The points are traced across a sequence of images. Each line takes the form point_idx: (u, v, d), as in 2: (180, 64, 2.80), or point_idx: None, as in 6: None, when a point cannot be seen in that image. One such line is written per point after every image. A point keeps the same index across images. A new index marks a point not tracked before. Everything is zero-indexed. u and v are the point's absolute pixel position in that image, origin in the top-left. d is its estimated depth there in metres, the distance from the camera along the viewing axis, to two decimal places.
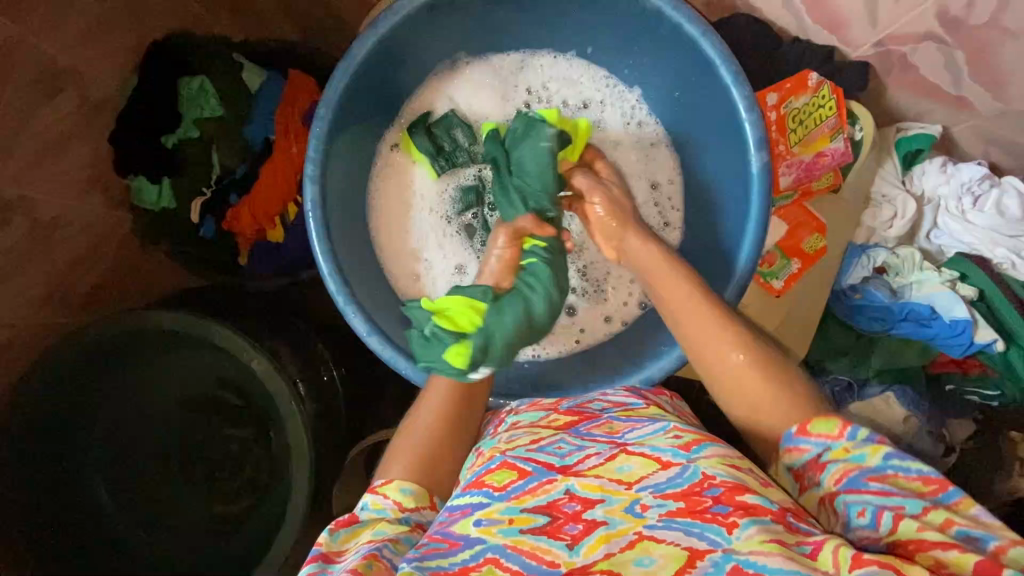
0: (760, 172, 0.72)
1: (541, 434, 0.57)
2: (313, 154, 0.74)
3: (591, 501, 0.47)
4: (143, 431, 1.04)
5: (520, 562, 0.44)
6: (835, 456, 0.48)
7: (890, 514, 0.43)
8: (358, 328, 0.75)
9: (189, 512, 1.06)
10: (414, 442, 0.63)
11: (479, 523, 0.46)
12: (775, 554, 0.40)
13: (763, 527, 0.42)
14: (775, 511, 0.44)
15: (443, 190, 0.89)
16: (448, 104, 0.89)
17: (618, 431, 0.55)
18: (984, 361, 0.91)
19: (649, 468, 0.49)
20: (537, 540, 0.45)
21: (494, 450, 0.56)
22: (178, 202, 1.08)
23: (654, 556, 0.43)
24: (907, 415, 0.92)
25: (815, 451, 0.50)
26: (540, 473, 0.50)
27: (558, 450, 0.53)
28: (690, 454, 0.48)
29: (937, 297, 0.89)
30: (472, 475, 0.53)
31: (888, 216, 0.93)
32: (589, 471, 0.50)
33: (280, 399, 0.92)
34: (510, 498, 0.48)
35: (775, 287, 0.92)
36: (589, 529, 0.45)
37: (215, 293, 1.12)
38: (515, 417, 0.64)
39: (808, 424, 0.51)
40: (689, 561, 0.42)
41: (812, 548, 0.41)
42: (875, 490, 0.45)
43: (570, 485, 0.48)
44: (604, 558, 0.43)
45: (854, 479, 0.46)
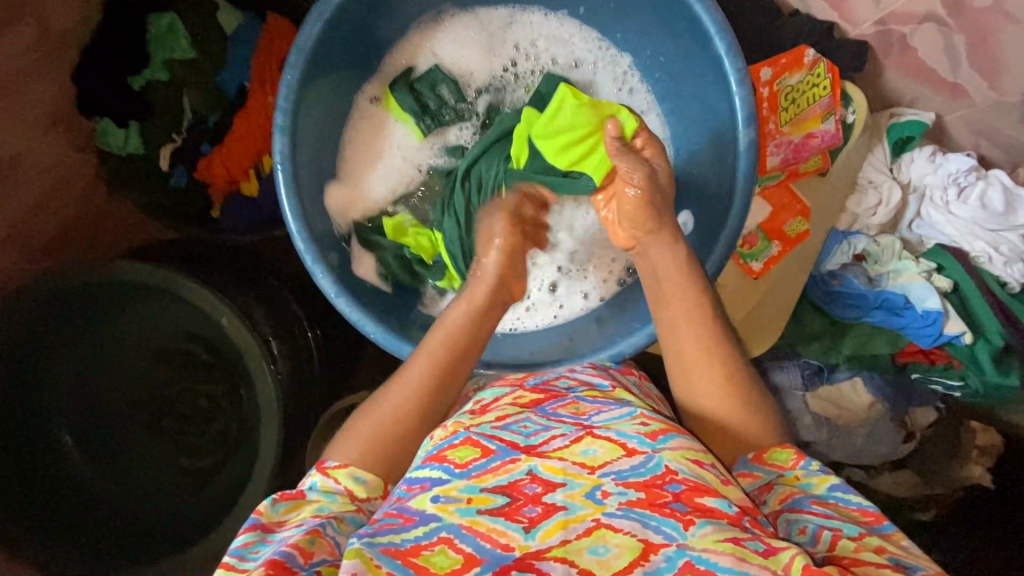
0: (747, 148, 0.70)
1: (507, 412, 0.57)
2: (284, 104, 0.71)
3: (551, 484, 0.47)
4: (109, 381, 1.03)
5: (474, 544, 0.43)
6: (784, 482, 0.55)
7: (830, 532, 0.47)
8: (327, 289, 0.72)
9: (156, 465, 1.05)
10: (384, 412, 0.61)
11: (436, 499, 0.46)
12: (728, 554, 0.41)
13: (719, 527, 0.43)
14: (731, 515, 0.45)
15: (427, 151, 0.86)
16: (433, 58, 0.84)
17: (585, 413, 0.56)
18: (951, 352, 0.92)
19: (613, 454, 0.49)
20: (493, 522, 0.44)
21: (458, 424, 0.56)
22: (146, 148, 1.02)
23: (610, 545, 0.42)
24: (872, 401, 0.96)
25: (766, 477, 0.56)
26: (504, 451, 0.50)
27: (523, 429, 0.53)
28: (656, 443, 0.49)
29: (912, 287, 0.90)
30: (433, 449, 0.53)
31: (873, 203, 0.92)
32: (553, 453, 0.50)
33: (248, 355, 0.91)
34: (470, 476, 0.48)
35: (754, 268, 0.91)
36: (547, 513, 0.45)
37: (185, 247, 1.08)
38: (482, 394, 0.65)
39: (766, 453, 0.57)
40: (642, 555, 0.42)
41: (766, 548, 0.42)
42: (816, 511, 0.50)
43: (532, 467, 0.48)
44: (560, 544, 0.43)
45: (798, 500, 0.52)
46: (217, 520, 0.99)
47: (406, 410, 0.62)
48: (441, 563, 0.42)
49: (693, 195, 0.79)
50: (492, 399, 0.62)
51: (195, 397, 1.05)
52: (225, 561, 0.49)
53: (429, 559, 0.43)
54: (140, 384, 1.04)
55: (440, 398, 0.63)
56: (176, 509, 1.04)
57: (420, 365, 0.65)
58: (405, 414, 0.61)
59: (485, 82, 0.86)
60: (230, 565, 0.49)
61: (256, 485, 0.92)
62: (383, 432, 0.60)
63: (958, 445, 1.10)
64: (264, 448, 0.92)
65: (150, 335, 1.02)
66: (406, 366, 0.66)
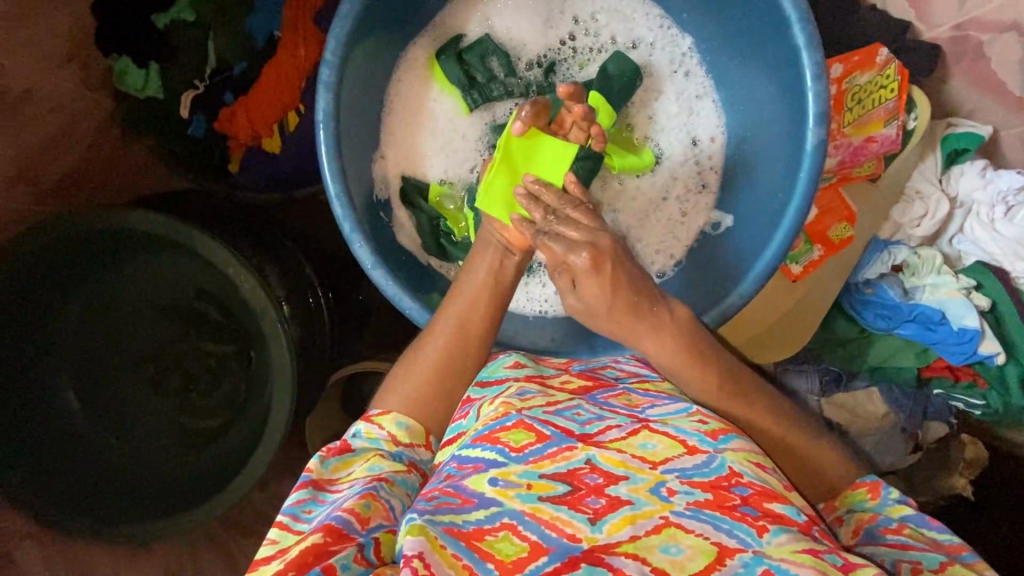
0: (814, 149, 0.67)
1: (556, 397, 0.56)
2: (331, 58, 0.67)
3: (613, 477, 0.46)
4: (115, 334, 0.99)
5: (539, 532, 0.43)
6: (853, 512, 0.58)
7: (909, 565, 0.50)
8: (363, 259, 0.69)
9: (160, 422, 1.02)
10: (417, 377, 0.60)
11: (495, 482, 0.46)
12: (807, 565, 0.41)
13: (794, 537, 0.43)
14: (800, 522, 0.45)
15: (474, 126, 0.80)
16: (484, 26, 0.80)
17: (638, 406, 0.55)
18: (979, 370, 0.92)
19: (673, 451, 0.49)
20: (557, 510, 0.44)
21: (508, 404, 0.53)
22: (165, 94, 0.97)
23: (682, 546, 0.42)
24: (887, 411, 0.95)
25: (837, 510, 0.59)
26: (560, 438, 0.49)
27: (577, 416, 0.52)
28: (716, 443, 0.49)
29: (950, 303, 0.89)
30: (482, 429, 0.51)
31: (918, 214, 0.90)
32: (610, 444, 0.49)
33: (264, 318, 0.87)
34: (527, 461, 0.47)
35: (793, 270, 0.88)
36: (614, 505, 0.44)
37: (200, 202, 1.03)
38: (521, 359, 0.66)
39: (836, 501, 0.59)
40: (717, 559, 0.41)
41: (843, 563, 0.43)
42: (891, 543, 0.53)
43: (591, 456, 0.47)
44: (629, 539, 0.42)
45: (871, 530, 0.55)
46: (221, 482, 0.97)
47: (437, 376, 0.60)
48: (507, 550, 0.42)
49: (742, 193, 0.77)
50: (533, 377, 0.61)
51: (203, 357, 1.02)
52: (279, 519, 0.49)
53: (494, 545, 0.42)
54: (147, 337, 1.00)
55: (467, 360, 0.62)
56: (179, 468, 1.02)
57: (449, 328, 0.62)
58: (437, 379, 0.60)
59: (537, 55, 0.81)
60: (284, 523, 0.49)
61: (264, 451, 0.90)
62: (414, 396, 0.59)
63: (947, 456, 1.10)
64: (275, 415, 0.90)
65: (161, 288, 0.99)
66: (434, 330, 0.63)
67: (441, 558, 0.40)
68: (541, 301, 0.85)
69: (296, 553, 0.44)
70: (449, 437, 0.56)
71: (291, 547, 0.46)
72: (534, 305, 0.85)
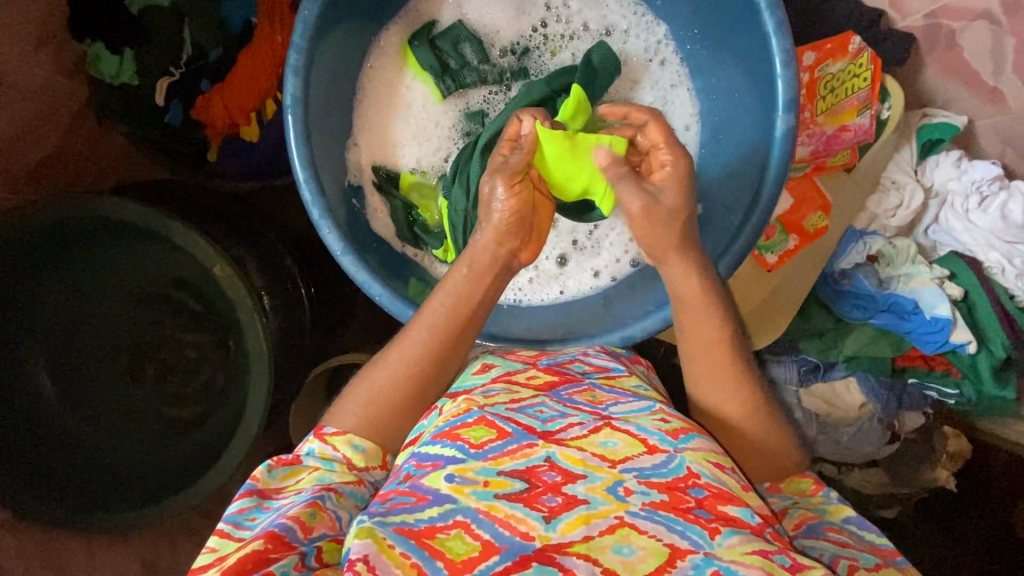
0: (783, 136, 0.67)
1: (520, 394, 0.57)
2: (299, 42, 0.66)
3: (571, 475, 0.48)
4: (93, 325, 0.99)
5: (492, 531, 0.44)
6: (799, 507, 0.59)
7: (846, 560, 0.51)
8: (332, 245, 0.69)
9: (139, 413, 1.02)
10: (387, 373, 0.62)
11: (451, 479, 0.47)
12: (755, 566, 0.42)
13: (745, 539, 0.44)
14: (753, 525, 0.46)
15: (448, 113, 0.80)
16: (457, 12, 0.79)
17: (601, 402, 0.56)
18: (952, 359, 0.92)
19: (634, 450, 0.50)
20: (512, 509, 0.45)
21: (470, 401, 0.55)
22: (140, 79, 0.95)
23: (634, 547, 0.43)
24: (864, 402, 0.96)
25: (783, 503, 0.60)
26: (521, 435, 0.50)
27: (540, 414, 0.54)
28: (676, 442, 0.50)
29: (923, 293, 0.89)
30: (444, 425, 0.52)
31: (894, 204, 0.90)
32: (571, 441, 0.50)
33: (240, 307, 0.87)
34: (486, 458, 0.48)
35: (768, 261, 0.89)
36: (569, 504, 0.46)
37: (178, 192, 1.02)
38: (491, 361, 0.66)
39: (782, 484, 0.62)
40: (668, 561, 0.43)
41: (792, 563, 0.44)
42: (830, 538, 0.54)
43: (551, 453, 0.49)
44: (582, 540, 0.44)
45: (813, 526, 0.56)
46: (199, 473, 0.97)
47: (409, 375, 0.62)
48: (457, 549, 0.43)
49: (716, 182, 0.77)
50: (501, 375, 0.62)
51: (181, 347, 1.01)
52: (221, 527, 0.50)
53: (445, 543, 0.43)
54: (125, 326, 1.00)
55: (440, 358, 0.63)
56: (157, 458, 1.01)
57: (427, 330, 0.63)
58: (408, 376, 0.62)
59: (511, 42, 0.80)
60: (225, 531, 0.50)
61: (241, 442, 0.90)
62: (391, 387, 0.61)
63: (931, 449, 1.11)
64: (251, 406, 0.89)
65: (138, 277, 0.98)
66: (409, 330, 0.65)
67: (389, 558, 0.41)
68: (516, 290, 0.85)
69: (235, 559, 0.45)
70: (410, 437, 0.57)
71: (230, 555, 0.47)
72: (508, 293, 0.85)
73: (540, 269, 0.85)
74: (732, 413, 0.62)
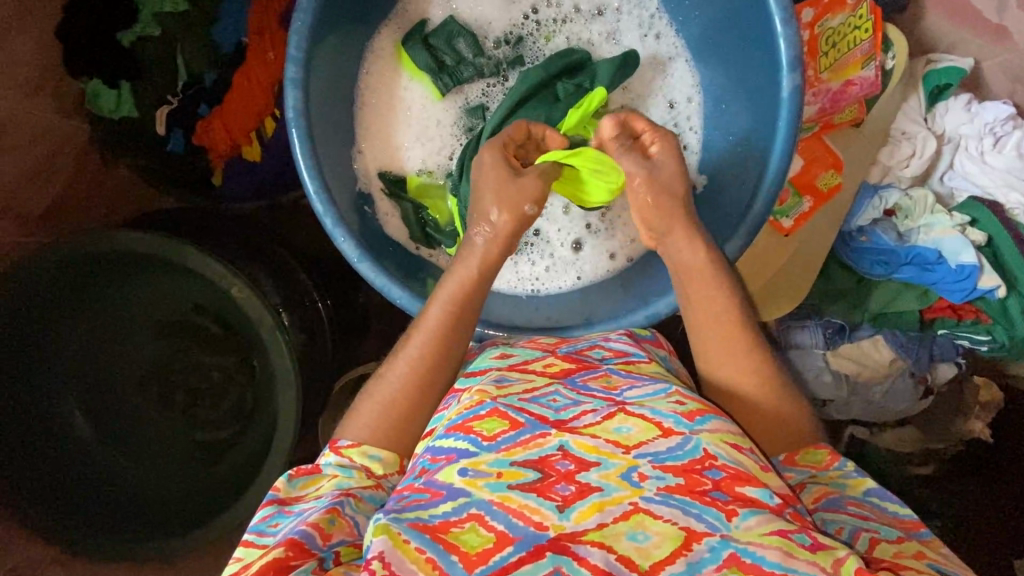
0: (790, 95, 0.66)
1: (535, 384, 0.59)
2: (295, 53, 0.66)
3: (584, 462, 0.49)
4: (121, 358, 1.01)
5: (506, 521, 0.45)
6: (816, 481, 0.59)
7: (868, 535, 0.51)
8: (348, 252, 0.69)
9: (169, 438, 1.03)
10: (393, 379, 0.62)
11: (463, 472, 0.49)
12: (774, 547, 0.44)
13: (763, 519, 0.46)
14: (773, 505, 0.48)
15: (447, 111, 0.80)
16: (447, 9, 0.79)
17: (616, 388, 0.58)
18: (981, 306, 0.91)
19: (648, 434, 0.51)
20: (525, 499, 0.46)
21: (484, 392, 0.57)
22: (139, 110, 0.97)
23: (649, 533, 0.45)
24: (894, 358, 0.94)
25: (799, 476, 0.60)
26: (534, 425, 0.52)
27: (552, 403, 0.55)
28: (693, 424, 0.52)
29: (946, 241, 0.88)
30: (457, 418, 0.55)
31: (906, 154, 0.89)
32: (584, 429, 0.52)
33: (262, 326, 0.87)
34: (499, 449, 0.50)
35: (784, 225, 0.89)
36: (582, 493, 0.47)
37: (185, 216, 1.02)
38: (509, 351, 0.68)
39: (797, 455, 0.61)
40: (684, 544, 0.44)
41: (812, 542, 0.45)
42: (852, 512, 0.54)
43: (564, 442, 0.51)
44: (596, 528, 0.45)
45: (834, 500, 0.56)
46: (233, 494, 0.97)
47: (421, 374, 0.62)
48: (472, 542, 0.45)
49: (725, 151, 0.76)
50: (519, 363, 0.65)
51: (207, 370, 1.03)
52: (245, 536, 0.51)
53: (459, 537, 0.45)
54: (151, 356, 1.01)
55: (446, 349, 0.63)
56: (193, 482, 1.02)
57: (429, 327, 0.64)
58: (419, 372, 0.62)
59: (504, 32, 0.79)
60: (250, 540, 0.51)
61: (275, 459, 0.90)
62: (399, 395, 0.62)
63: (961, 400, 1.11)
64: (282, 421, 0.90)
65: (160, 308, 1.00)
66: (414, 331, 0.65)
67: (403, 553, 0.43)
68: (533, 280, 0.85)
69: (257, 566, 0.46)
70: (426, 428, 0.58)
71: (251, 564, 0.48)
72: (526, 284, 0.85)
73: (556, 257, 0.85)
74: (761, 380, 0.62)
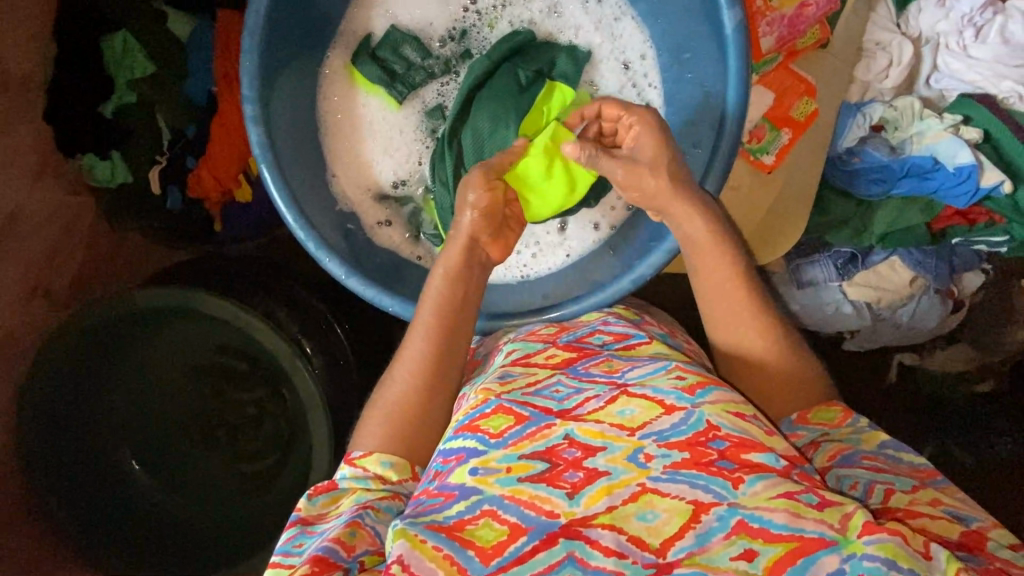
0: (735, 32, 0.65)
1: (538, 376, 0.62)
2: (250, 92, 0.68)
3: (590, 449, 0.51)
4: (162, 405, 1.08)
5: (518, 513, 0.48)
6: (829, 439, 0.62)
7: (883, 487, 0.55)
8: (336, 272, 0.71)
9: (220, 474, 1.09)
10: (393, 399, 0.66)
11: (474, 472, 0.51)
12: (780, 510, 0.46)
13: (770, 483, 0.48)
14: (780, 468, 0.49)
15: (408, 119, 0.81)
16: (388, 18, 0.79)
17: (618, 371, 0.60)
18: (992, 207, 0.87)
19: (651, 413, 0.53)
20: (535, 489, 0.49)
21: (488, 391, 0.60)
22: (133, 175, 1.03)
23: (658, 511, 0.47)
24: (913, 277, 0.93)
25: (811, 435, 0.63)
26: (539, 417, 0.54)
27: (556, 394, 0.58)
28: (694, 398, 0.53)
29: (939, 146, 0.84)
30: (465, 418, 0.57)
31: (884, 65, 0.86)
32: (589, 415, 0.54)
33: (281, 355, 0.92)
34: (507, 444, 0.52)
35: (767, 162, 0.86)
36: (591, 478, 0.49)
37: (193, 265, 1.07)
38: (513, 346, 0.71)
39: (809, 414, 0.64)
40: (693, 517, 0.46)
41: (819, 501, 0.47)
42: (867, 466, 0.58)
43: (569, 431, 0.53)
44: (606, 510, 0.47)
45: (848, 456, 0.59)
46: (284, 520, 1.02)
47: (414, 378, 0.67)
48: (487, 536, 0.47)
49: (687, 101, 0.75)
50: (522, 358, 0.67)
51: (238, 406, 1.09)
52: (272, 558, 0.54)
53: (475, 532, 0.47)
54: (189, 400, 1.08)
55: (447, 360, 0.68)
56: (245, 514, 1.07)
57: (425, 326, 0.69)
58: (429, 382, 0.67)
59: (447, 29, 0.80)
60: (277, 561, 0.54)
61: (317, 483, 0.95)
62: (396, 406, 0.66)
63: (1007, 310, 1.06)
64: (317, 446, 0.94)
65: (188, 353, 1.06)
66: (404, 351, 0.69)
67: (421, 552, 0.46)
68: (520, 267, 0.86)
69: None
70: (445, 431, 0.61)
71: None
72: (515, 271, 0.86)
73: (541, 243, 0.86)
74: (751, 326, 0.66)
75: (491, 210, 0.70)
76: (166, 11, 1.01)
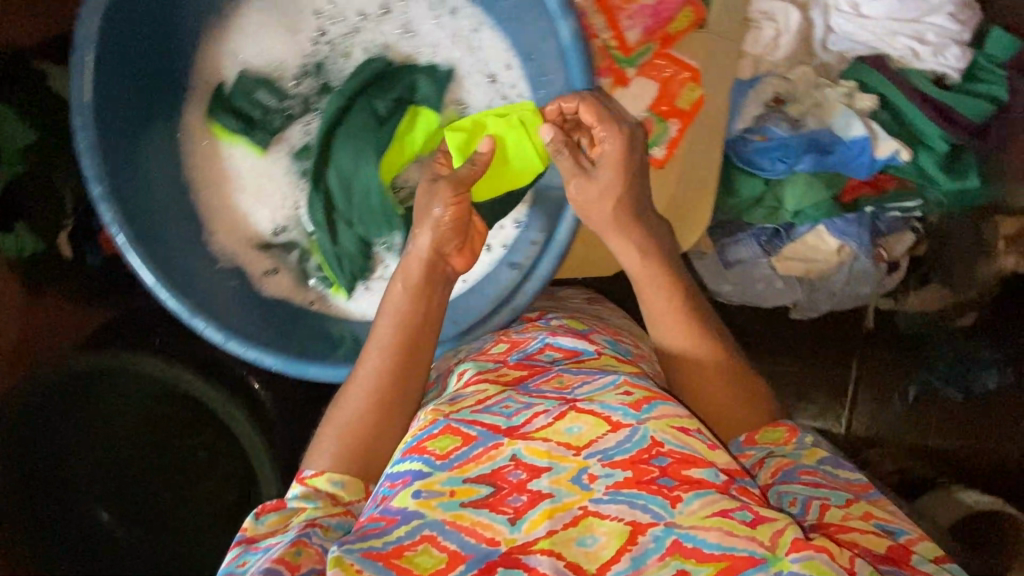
0: (572, 42, 0.66)
1: (488, 393, 0.58)
2: (92, 172, 0.66)
3: (536, 470, 0.50)
4: (108, 464, 1.01)
5: (458, 540, 0.47)
6: (775, 455, 0.61)
7: (819, 502, 0.55)
8: (213, 338, 0.70)
9: (186, 522, 1.04)
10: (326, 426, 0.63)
11: (417, 494, 0.49)
12: (713, 528, 0.46)
13: (706, 501, 0.47)
14: (718, 484, 0.49)
15: (276, 163, 0.79)
16: (237, 63, 0.77)
17: (568, 387, 0.57)
18: (898, 173, 0.86)
19: (598, 430, 0.51)
20: (477, 515, 0.48)
21: (437, 411, 0.56)
22: (41, 241, 1.00)
23: (596, 535, 0.47)
24: (840, 245, 0.89)
25: (759, 454, 0.62)
26: (487, 437, 0.52)
27: (505, 409, 0.55)
28: (639, 414, 0.52)
29: (835, 118, 0.82)
30: (412, 440, 0.54)
31: (772, 35, 0.80)
32: (536, 433, 0.52)
33: (218, 406, 0.92)
34: (452, 467, 0.50)
35: (657, 157, 0.80)
36: (534, 501, 0.48)
37: (116, 324, 1.03)
38: (463, 367, 0.68)
39: (756, 434, 0.63)
40: (630, 538, 0.46)
41: (753, 517, 0.47)
42: (805, 481, 0.57)
43: (516, 451, 0.51)
44: (546, 535, 0.47)
45: (789, 472, 0.58)
46: None
47: (371, 397, 0.64)
48: (426, 563, 0.46)
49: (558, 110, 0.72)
50: (474, 376, 0.64)
51: (191, 450, 1.01)
52: None
53: (413, 560, 0.46)
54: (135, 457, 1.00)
55: (399, 392, 0.65)
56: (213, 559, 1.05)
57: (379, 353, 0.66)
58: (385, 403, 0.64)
59: (300, 65, 0.77)
60: None
61: None
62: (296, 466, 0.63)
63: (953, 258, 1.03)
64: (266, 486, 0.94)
65: (126, 408, 0.98)
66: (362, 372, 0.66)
67: None
68: None
69: None
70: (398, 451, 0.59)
71: None
72: None
73: None
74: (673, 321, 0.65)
75: (457, 221, 0.68)
76: (44, 69, 0.97)
